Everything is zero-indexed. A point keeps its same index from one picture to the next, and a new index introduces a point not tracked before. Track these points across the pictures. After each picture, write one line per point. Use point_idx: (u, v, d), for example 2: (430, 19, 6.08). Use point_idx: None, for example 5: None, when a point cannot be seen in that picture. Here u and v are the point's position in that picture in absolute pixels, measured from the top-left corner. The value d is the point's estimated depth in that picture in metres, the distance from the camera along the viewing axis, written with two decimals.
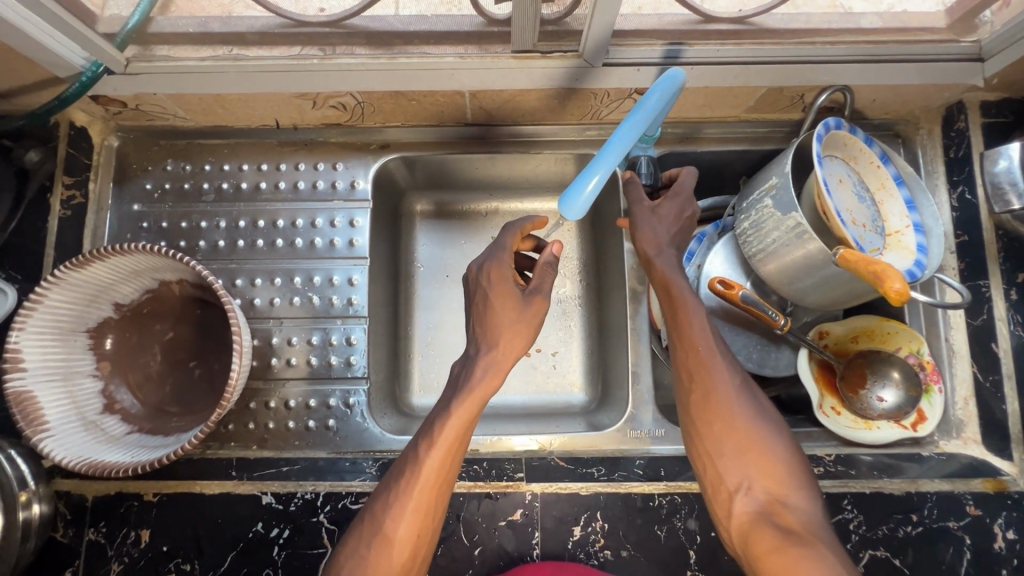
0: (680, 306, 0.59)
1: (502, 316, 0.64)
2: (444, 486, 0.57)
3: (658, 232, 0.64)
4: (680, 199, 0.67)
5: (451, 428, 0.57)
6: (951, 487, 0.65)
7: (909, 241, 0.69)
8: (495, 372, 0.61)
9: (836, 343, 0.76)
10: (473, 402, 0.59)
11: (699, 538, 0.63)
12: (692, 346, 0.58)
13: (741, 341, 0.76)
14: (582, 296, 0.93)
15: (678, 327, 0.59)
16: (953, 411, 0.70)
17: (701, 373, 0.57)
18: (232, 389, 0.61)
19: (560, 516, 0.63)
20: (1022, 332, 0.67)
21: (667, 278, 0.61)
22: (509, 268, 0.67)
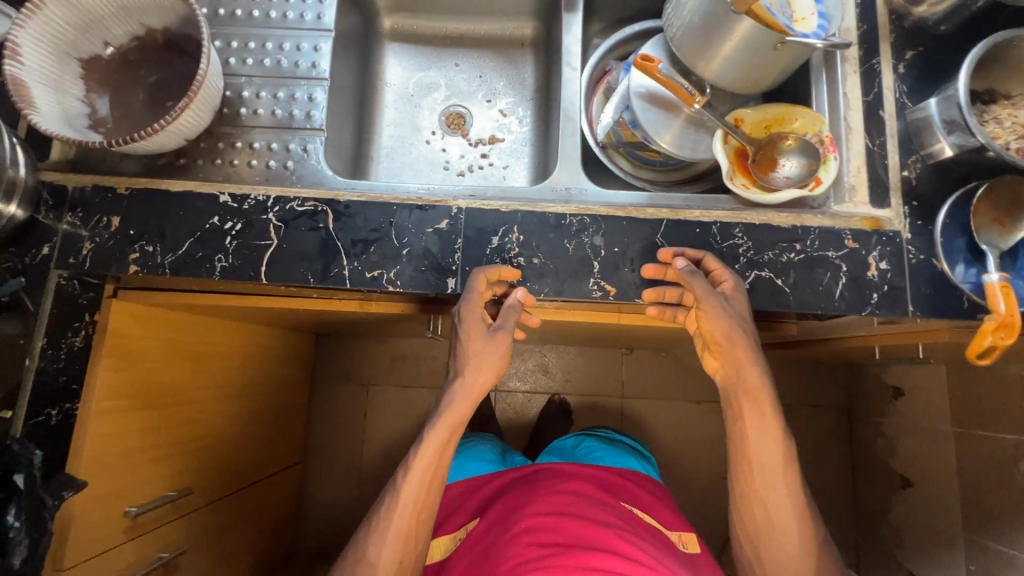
0: (761, 417, 0.66)
1: (469, 354, 0.68)
2: (422, 509, 0.71)
3: (736, 325, 0.64)
4: (740, 301, 0.66)
5: (428, 457, 0.69)
6: (833, 225, 0.72)
7: (812, 22, 0.76)
8: (463, 403, 0.69)
9: (750, 130, 0.83)
10: (450, 424, 0.69)
11: (603, 252, 0.71)
12: (762, 471, 0.66)
13: (664, 124, 0.85)
14: (532, 117, 1.03)
15: (748, 412, 0.67)
16: (847, 178, 0.77)
17: (770, 430, 0.66)
18: (199, 85, 0.72)
19: (480, 229, 0.71)
20: (903, 98, 0.78)
21: (759, 400, 0.65)
22: (479, 308, 0.67)
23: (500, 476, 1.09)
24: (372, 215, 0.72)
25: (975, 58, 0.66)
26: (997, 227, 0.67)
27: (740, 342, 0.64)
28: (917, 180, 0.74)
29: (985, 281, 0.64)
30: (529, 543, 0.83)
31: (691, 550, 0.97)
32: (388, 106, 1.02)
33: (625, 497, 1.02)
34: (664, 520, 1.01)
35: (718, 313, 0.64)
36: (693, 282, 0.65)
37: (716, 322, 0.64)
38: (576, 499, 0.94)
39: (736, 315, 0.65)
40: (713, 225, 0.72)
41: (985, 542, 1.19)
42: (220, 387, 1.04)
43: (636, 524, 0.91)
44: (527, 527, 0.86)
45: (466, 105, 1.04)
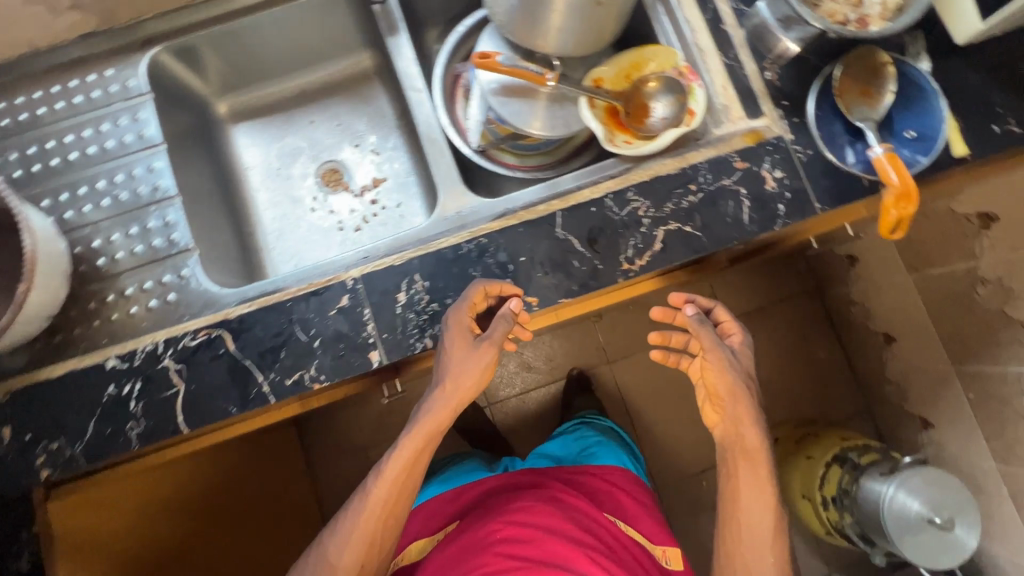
0: (755, 479, 0.71)
1: (451, 362, 0.65)
2: (390, 517, 0.68)
3: (739, 379, 0.73)
4: (742, 359, 0.75)
5: (402, 466, 0.67)
6: (718, 153, 0.71)
7: None
8: (444, 410, 0.67)
9: (611, 84, 0.82)
10: (421, 437, 0.68)
11: (511, 266, 0.68)
12: (744, 512, 0.71)
13: (528, 110, 0.82)
14: (405, 146, 0.99)
15: (738, 462, 0.72)
16: (717, 100, 0.76)
17: (759, 476, 0.71)
18: (34, 261, 0.66)
19: (383, 290, 0.68)
20: (739, 7, 0.77)
21: (756, 457, 0.71)
22: (469, 317, 0.65)
23: (483, 480, 1.03)
24: (271, 320, 0.68)
25: None
26: (867, 100, 0.67)
27: (741, 398, 0.72)
28: (780, 80, 0.73)
29: (873, 157, 0.64)
30: (499, 553, 0.82)
31: (671, 567, 0.93)
32: (258, 190, 0.97)
33: (607, 505, 0.98)
34: (646, 532, 0.96)
35: (722, 364, 0.73)
36: (700, 329, 0.75)
37: (717, 366, 0.73)
38: (555, 509, 0.91)
39: (739, 370, 0.73)
40: (607, 199, 0.70)
41: (973, 368, 1.24)
42: (231, 529, 0.97)
43: (613, 541, 0.90)
44: (503, 535, 0.85)
45: (336, 159, 0.99)
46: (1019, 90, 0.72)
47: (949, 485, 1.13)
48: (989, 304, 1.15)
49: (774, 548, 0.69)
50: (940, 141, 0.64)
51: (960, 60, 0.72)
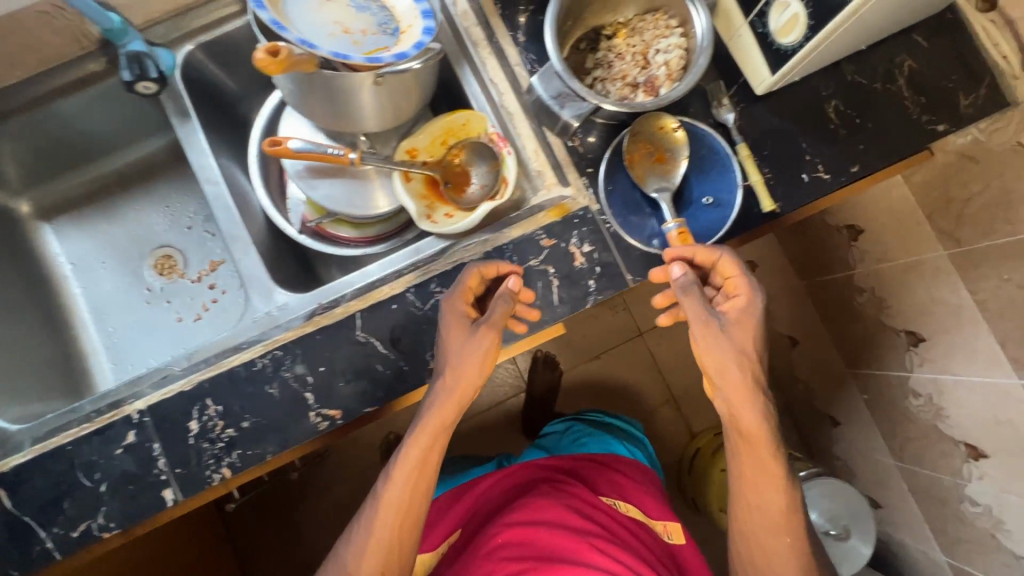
0: (763, 462, 0.63)
1: (450, 351, 0.62)
2: (410, 521, 0.62)
3: (732, 354, 0.61)
4: (744, 320, 0.62)
5: (412, 462, 0.62)
6: (523, 231, 0.68)
7: (416, 29, 0.69)
8: (449, 404, 0.61)
9: (427, 153, 0.77)
10: (432, 431, 0.62)
11: (310, 378, 0.64)
12: (762, 489, 0.63)
13: (343, 191, 0.79)
14: None
15: (742, 447, 0.63)
16: (531, 166, 0.73)
17: (760, 458, 0.63)
18: None
19: (172, 420, 0.63)
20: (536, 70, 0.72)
21: (759, 435, 0.62)
22: (462, 304, 0.62)
23: (478, 481, 0.90)
24: (51, 468, 0.62)
25: (553, 18, 0.60)
26: (662, 168, 0.66)
27: (735, 374, 0.61)
28: (584, 145, 0.70)
29: (667, 231, 0.65)
30: (503, 558, 0.74)
31: (675, 543, 0.84)
32: (80, 289, 0.90)
33: (606, 488, 0.88)
34: (650, 509, 0.87)
35: (713, 338, 0.61)
36: (687, 296, 0.61)
37: (702, 343, 0.62)
38: (554, 500, 0.81)
39: (740, 337, 0.62)
40: (408, 293, 0.66)
41: (865, 371, 1.25)
42: None
43: (619, 525, 0.81)
44: (504, 539, 0.76)
45: (167, 244, 0.93)
46: (823, 134, 0.70)
47: (847, 495, 1.16)
48: (868, 311, 1.16)
49: (789, 524, 0.63)
50: (733, 208, 0.66)
51: (763, 110, 0.70)
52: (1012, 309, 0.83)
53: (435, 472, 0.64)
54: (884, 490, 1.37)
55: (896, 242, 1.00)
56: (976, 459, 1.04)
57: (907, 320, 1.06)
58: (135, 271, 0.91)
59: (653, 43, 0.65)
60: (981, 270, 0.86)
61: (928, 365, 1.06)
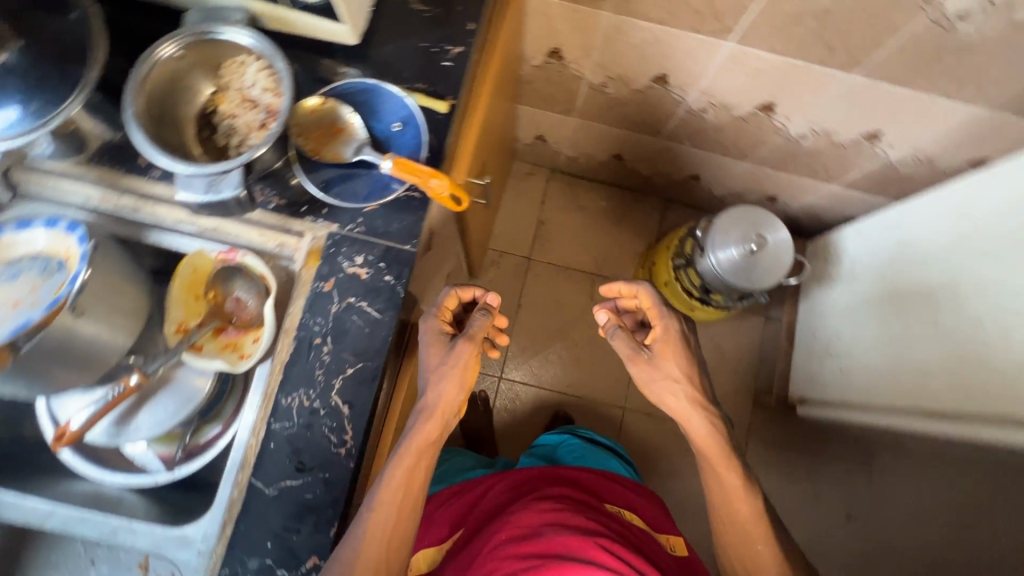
0: (727, 479, 0.76)
1: (438, 363, 0.73)
2: (402, 517, 0.66)
3: (678, 405, 0.78)
4: (678, 349, 0.80)
5: (394, 489, 0.66)
6: (306, 294, 0.69)
7: (74, 247, 0.68)
8: (434, 417, 0.71)
9: (190, 317, 0.76)
10: (429, 432, 0.71)
11: (270, 558, 0.63)
12: (730, 481, 0.76)
13: (160, 407, 0.76)
14: None
15: (711, 459, 0.76)
16: (268, 246, 0.74)
17: (727, 464, 0.76)
18: None
19: None
20: None
21: (710, 443, 0.77)
22: (441, 321, 0.77)
23: (479, 486, 0.85)
24: None
25: (146, 140, 0.61)
26: (344, 135, 0.69)
27: (686, 382, 0.79)
28: (283, 197, 0.70)
29: (388, 168, 0.65)
30: (509, 556, 0.64)
31: (679, 555, 0.81)
32: None
33: (607, 496, 0.84)
34: (649, 517, 0.85)
35: (657, 393, 0.80)
36: (619, 343, 0.82)
37: (638, 373, 0.81)
38: (557, 506, 0.72)
39: (676, 367, 0.79)
40: (272, 424, 0.66)
41: (668, 129, 1.37)
42: None
43: (623, 526, 0.74)
44: (505, 536, 0.67)
45: None
46: (429, 24, 0.75)
47: (741, 214, 1.28)
48: (624, 92, 1.26)
49: (759, 533, 0.73)
50: (419, 117, 0.70)
51: (373, 49, 0.74)
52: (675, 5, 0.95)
53: (413, 508, 0.67)
54: (764, 185, 1.50)
55: (581, 36, 1.10)
56: (774, 110, 1.18)
57: (647, 73, 1.17)
58: None
59: (243, 83, 0.68)
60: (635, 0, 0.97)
61: (688, 87, 1.17)
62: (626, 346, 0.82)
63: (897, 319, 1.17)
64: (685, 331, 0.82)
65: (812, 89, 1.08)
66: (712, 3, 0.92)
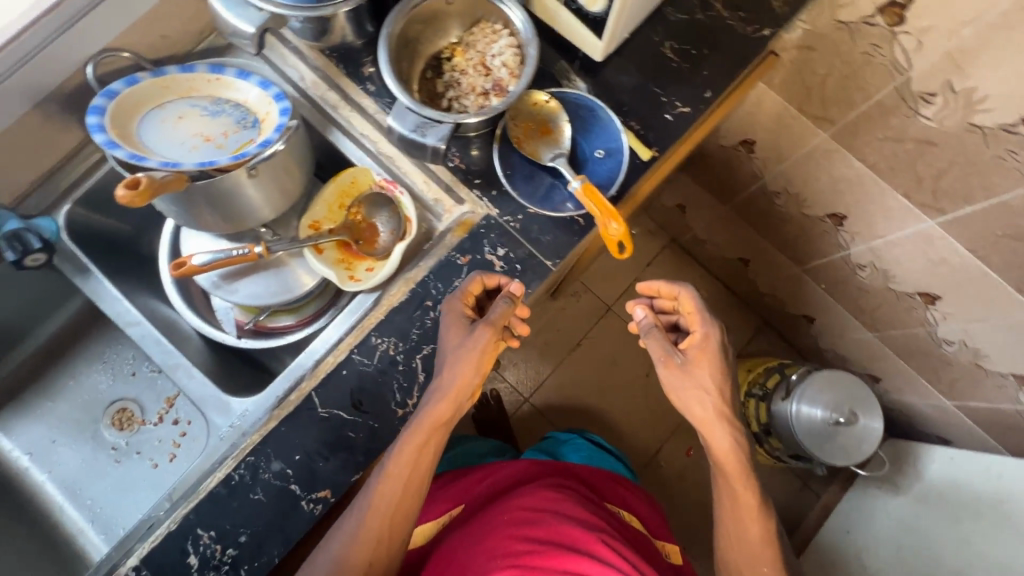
0: (743, 496, 0.72)
1: (456, 351, 0.63)
2: (401, 507, 0.62)
3: (700, 412, 0.71)
4: (711, 358, 0.71)
5: (400, 466, 0.62)
6: (439, 257, 0.70)
7: (273, 115, 0.72)
8: (448, 401, 0.63)
9: (327, 219, 0.79)
10: (430, 425, 0.62)
11: (290, 470, 0.65)
12: (744, 497, 0.72)
13: (262, 283, 0.81)
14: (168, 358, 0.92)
15: (727, 474, 0.71)
16: (425, 195, 0.76)
17: (741, 481, 0.71)
18: None
19: (172, 565, 0.63)
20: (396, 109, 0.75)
21: (729, 459, 0.71)
22: (464, 308, 0.65)
23: (482, 469, 0.84)
24: None
25: (387, 63, 0.64)
26: (550, 138, 0.69)
27: (716, 394, 0.71)
28: (464, 161, 0.72)
29: (574, 190, 0.65)
30: (512, 536, 0.63)
31: (673, 562, 0.82)
32: (51, 475, 0.88)
33: (608, 495, 0.84)
34: (651, 524, 0.85)
35: (681, 399, 0.72)
36: (649, 341, 0.73)
37: (667, 380, 0.72)
38: (561, 493, 0.72)
39: (708, 377, 0.71)
40: (353, 354, 0.67)
41: (812, 265, 1.31)
42: None
43: (623, 526, 0.74)
44: (508, 518, 0.67)
45: (117, 399, 0.91)
46: (670, 75, 0.75)
47: (842, 381, 1.20)
48: (791, 210, 1.22)
49: (767, 556, 0.71)
50: (624, 155, 0.70)
51: (609, 73, 0.74)
52: (900, 161, 0.89)
53: (415, 493, 0.64)
54: (875, 362, 1.41)
55: (784, 142, 1.07)
56: (933, 302, 1.10)
57: (826, 205, 1.12)
58: (85, 444, 0.90)
59: (488, 50, 0.70)
60: (862, 139, 0.92)
61: (858, 237, 1.11)
62: (656, 346, 0.73)
63: (951, 526, 1.11)
64: (724, 341, 0.73)
65: (989, 305, 0.99)
66: (938, 177, 0.86)
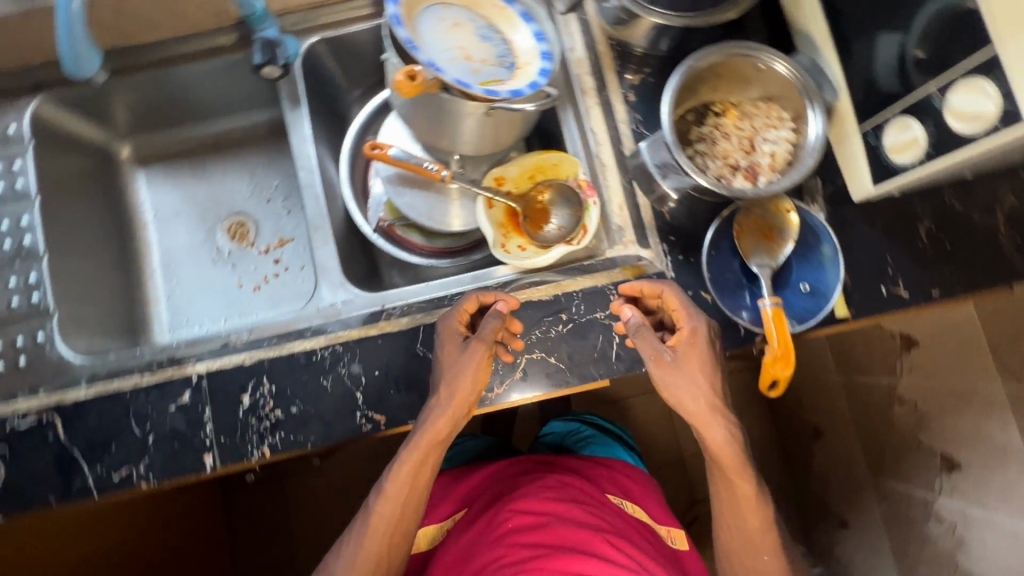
0: (744, 492, 0.64)
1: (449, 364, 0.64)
2: (397, 530, 0.65)
3: (693, 399, 0.61)
4: (706, 351, 0.62)
5: (400, 484, 0.64)
6: (595, 283, 0.71)
7: (532, 69, 0.72)
8: (444, 416, 0.62)
9: (515, 185, 0.78)
10: (424, 444, 0.63)
11: (364, 379, 0.67)
12: (742, 489, 0.64)
13: (421, 200, 0.82)
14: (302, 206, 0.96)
15: (726, 468, 0.63)
16: (613, 219, 0.73)
17: (743, 477, 0.63)
18: None
19: (227, 391, 0.67)
20: (638, 130, 0.74)
21: (726, 452, 0.62)
22: (457, 324, 0.66)
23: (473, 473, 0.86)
24: (107, 408, 0.67)
25: (673, 90, 0.63)
26: (768, 246, 0.66)
27: (712, 387, 0.61)
28: (672, 214, 0.71)
29: (762, 308, 0.63)
30: (516, 543, 0.66)
31: (678, 549, 0.80)
32: (159, 239, 0.94)
33: (608, 486, 0.83)
34: (654, 510, 0.82)
35: (674, 395, 0.62)
36: (642, 337, 0.62)
37: (658, 380, 0.62)
38: (560, 495, 0.75)
39: (702, 368, 0.62)
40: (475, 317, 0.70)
41: (887, 480, 1.15)
42: None
43: (625, 521, 0.75)
44: (514, 524, 0.69)
45: (242, 212, 0.96)
46: (909, 254, 0.70)
47: None
48: (906, 425, 1.08)
49: (768, 545, 0.66)
50: (830, 300, 0.65)
51: (852, 218, 0.70)
52: None
53: (414, 513, 0.66)
54: None
55: (948, 365, 0.97)
56: None
57: (945, 443, 1.00)
58: (197, 234, 0.95)
59: (762, 131, 0.67)
60: None
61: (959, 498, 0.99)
62: (648, 339, 0.62)
63: None
64: (716, 336, 0.64)
65: None
66: None
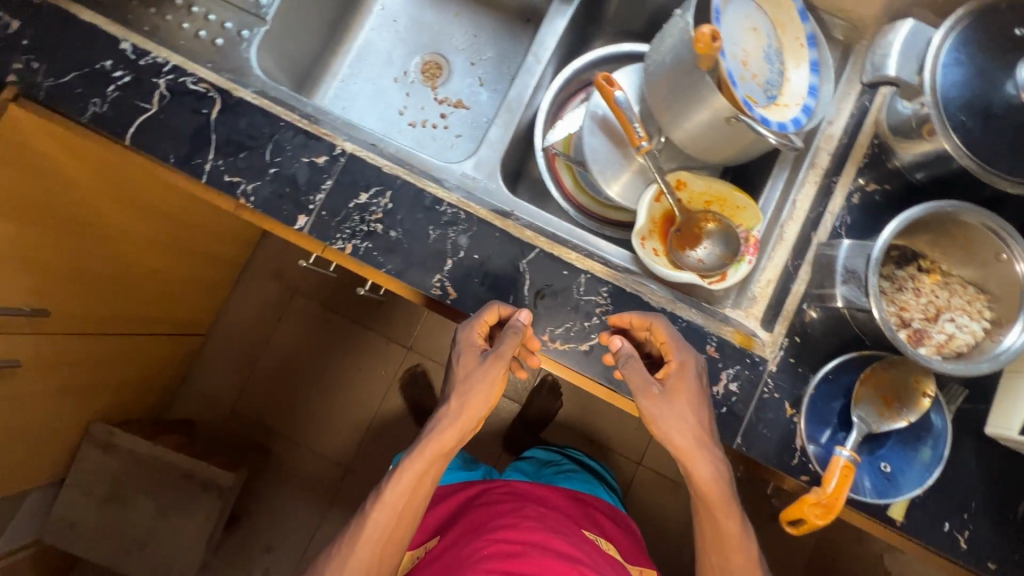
0: (727, 534, 0.61)
1: (468, 384, 0.64)
2: (388, 539, 0.65)
3: (683, 431, 0.60)
4: (694, 396, 0.61)
5: (403, 490, 0.64)
6: (703, 324, 0.68)
7: (789, 112, 0.69)
8: (453, 429, 0.64)
9: (690, 197, 0.75)
10: (431, 454, 0.64)
11: (461, 254, 0.68)
12: (727, 527, 0.61)
13: (602, 152, 0.81)
14: (495, 86, 0.97)
15: (710, 503, 0.61)
16: (753, 286, 0.72)
17: (725, 512, 0.61)
18: None
19: (353, 180, 0.69)
20: (840, 229, 0.69)
21: (709, 487, 0.60)
22: (476, 336, 0.64)
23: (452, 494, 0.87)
24: (257, 121, 0.70)
25: (911, 216, 0.58)
26: (885, 412, 0.63)
27: (700, 430, 0.60)
28: (811, 319, 0.68)
29: (836, 455, 0.60)
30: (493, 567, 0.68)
31: None
32: (369, 31, 0.98)
33: (586, 522, 0.83)
34: (626, 550, 0.82)
35: (658, 428, 0.61)
36: (626, 372, 0.61)
37: (646, 412, 0.61)
38: (539, 525, 0.76)
39: (687, 407, 0.60)
40: (582, 275, 0.69)
41: None
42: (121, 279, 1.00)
43: (602, 556, 0.75)
44: (490, 551, 0.71)
45: (445, 57, 0.98)
46: (994, 515, 0.64)
47: None
48: None
49: None
50: (901, 493, 0.62)
51: (968, 444, 0.65)
52: None
53: (408, 522, 0.66)
54: None
55: None
56: None
57: None
58: (399, 48, 0.98)
59: (952, 309, 0.63)
60: None
61: None
62: (633, 374, 0.61)
63: None
64: (704, 374, 0.63)
65: None
66: None
